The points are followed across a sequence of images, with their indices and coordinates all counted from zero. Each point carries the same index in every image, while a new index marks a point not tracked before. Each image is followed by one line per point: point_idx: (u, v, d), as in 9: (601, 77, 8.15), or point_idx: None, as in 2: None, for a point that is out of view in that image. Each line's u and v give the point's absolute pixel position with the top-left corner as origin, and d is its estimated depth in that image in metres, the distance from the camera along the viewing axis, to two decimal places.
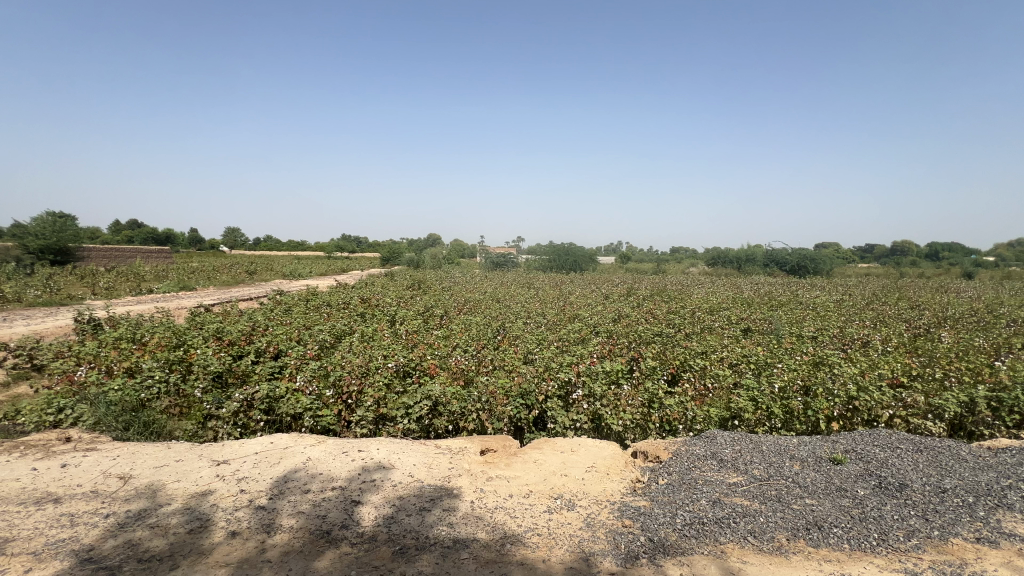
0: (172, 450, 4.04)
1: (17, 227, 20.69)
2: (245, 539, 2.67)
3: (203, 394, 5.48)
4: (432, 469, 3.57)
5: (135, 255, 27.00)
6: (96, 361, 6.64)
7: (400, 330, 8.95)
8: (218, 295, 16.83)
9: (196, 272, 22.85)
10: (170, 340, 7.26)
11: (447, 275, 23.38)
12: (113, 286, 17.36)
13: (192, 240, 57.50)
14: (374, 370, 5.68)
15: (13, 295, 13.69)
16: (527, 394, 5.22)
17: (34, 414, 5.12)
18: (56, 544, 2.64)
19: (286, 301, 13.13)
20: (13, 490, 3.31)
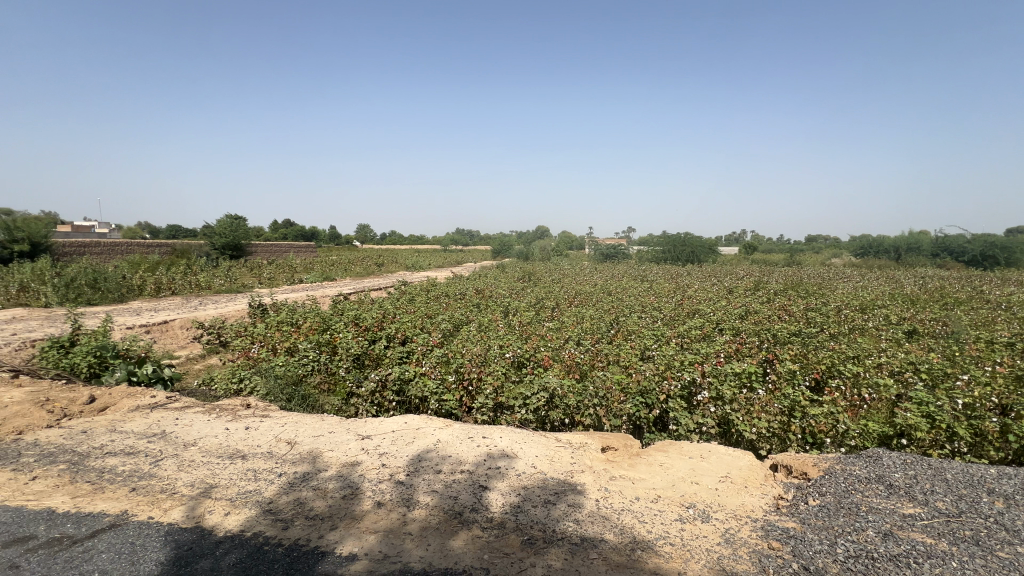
0: (325, 422, 4.59)
1: (206, 228, 25.34)
2: (389, 510, 2.93)
3: (345, 374, 6.16)
4: (555, 463, 3.58)
5: (290, 249, 31.60)
6: (266, 341, 7.87)
7: (514, 320, 9.16)
8: (353, 285, 18.85)
9: (337, 265, 25.96)
10: (318, 324, 8.30)
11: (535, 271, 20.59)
12: (275, 276, 20.48)
13: (332, 236, 65.35)
14: (493, 360, 5.88)
15: (205, 283, 16.83)
16: (648, 392, 4.99)
17: (224, 383, 6.21)
18: (245, 495, 3.15)
19: (411, 290, 14.31)
20: (213, 444, 4.05)
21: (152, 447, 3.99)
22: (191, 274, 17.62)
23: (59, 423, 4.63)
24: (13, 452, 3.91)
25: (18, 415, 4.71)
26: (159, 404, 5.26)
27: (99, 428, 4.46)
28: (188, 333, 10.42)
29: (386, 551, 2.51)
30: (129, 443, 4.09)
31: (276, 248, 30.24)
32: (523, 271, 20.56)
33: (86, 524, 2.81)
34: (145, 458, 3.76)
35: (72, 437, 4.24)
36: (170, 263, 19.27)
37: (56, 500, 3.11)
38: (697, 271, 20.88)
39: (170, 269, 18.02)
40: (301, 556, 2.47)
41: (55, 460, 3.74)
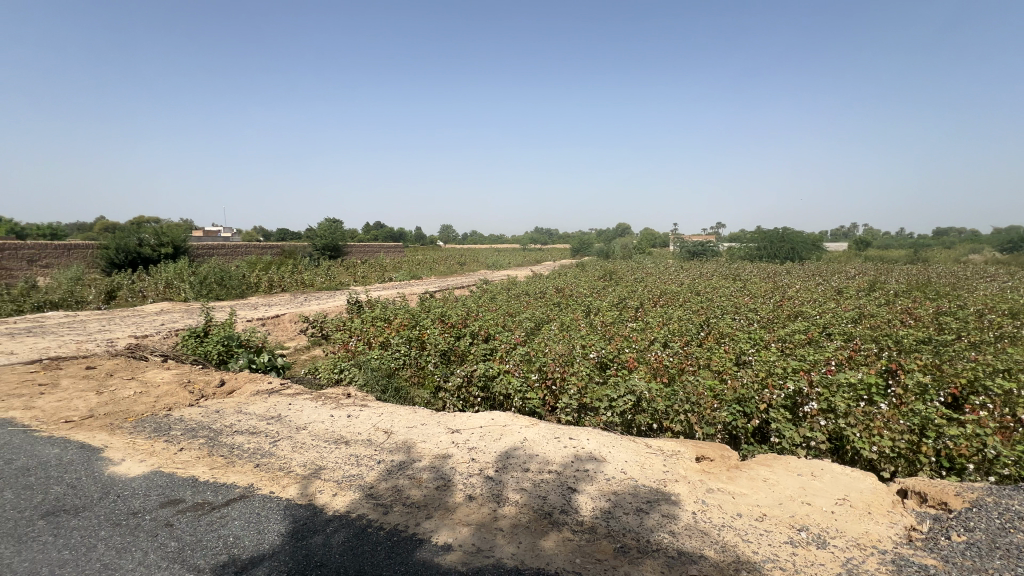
0: (417, 414, 4.82)
1: (309, 231, 27.87)
2: (480, 505, 2.99)
3: (434, 369, 6.44)
4: (646, 469, 3.45)
5: (380, 249, 33.76)
6: (362, 335, 8.45)
7: (596, 320, 8.99)
8: (438, 284, 19.69)
9: (422, 264, 27.28)
10: (408, 320, 8.77)
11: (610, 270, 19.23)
12: (368, 274, 21.99)
13: (418, 237, 68.81)
14: (576, 360, 5.80)
15: (309, 281, 18.51)
16: (745, 400, 4.63)
17: (327, 373, 6.78)
18: (350, 478, 3.41)
19: (493, 289, 14.62)
20: (321, 429, 4.42)
21: (271, 428, 4.46)
22: (298, 273, 19.51)
23: (198, 402, 5.34)
24: (164, 425, 4.57)
25: (167, 394, 5.51)
26: (275, 389, 5.87)
27: (228, 409, 5.07)
28: (296, 326, 11.54)
29: (479, 545, 2.57)
30: (253, 423, 4.60)
31: (369, 248, 32.45)
32: (604, 271, 19.40)
33: (222, 493, 3.21)
34: (265, 438, 4.20)
35: (209, 415, 4.86)
36: (280, 263, 21.50)
37: (198, 469, 3.58)
38: (798, 271, 18.14)
39: (281, 268, 20.05)
40: (401, 542, 2.61)
41: (196, 435, 4.31)
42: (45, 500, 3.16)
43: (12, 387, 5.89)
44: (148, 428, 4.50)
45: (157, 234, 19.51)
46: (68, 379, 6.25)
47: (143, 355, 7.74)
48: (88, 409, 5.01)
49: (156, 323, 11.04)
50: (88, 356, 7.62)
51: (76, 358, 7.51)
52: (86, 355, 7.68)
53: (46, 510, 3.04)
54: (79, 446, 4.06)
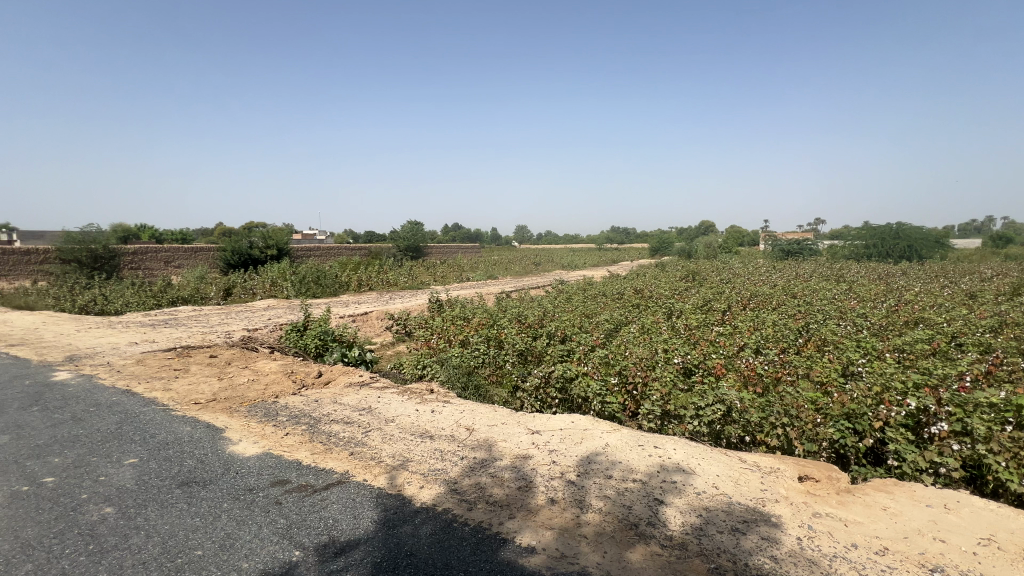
0: (498, 412, 4.89)
1: (393, 233, 29.50)
2: (562, 509, 2.96)
3: (512, 368, 6.49)
4: (741, 486, 3.20)
5: (458, 250, 34.87)
6: (443, 333, 8.76)
7: (678, 323, 8.57)
8: (514, 284, 19.94)
9: (498, 264, 27.76)
10: (486, 319, 8.95)
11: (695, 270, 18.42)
12: (447, 274, 22.80)
13: (493, 238, 70.17)
14: (659, 365, 5.55)
15: (393, 281, 19.58)
16: (856, 416, 4.12)
17: (411, 369, 7.10)
18: (436, 472, 3.52)
19: (568, 289, 14.50)
20: (407, 422, 4.63)
21: (363, 419, 4.76)
22: (383, 273, 20.72)
23: (300, 391, 5.85)
24: (273, 411, 5.05)
25: (275, 383, 6.09)
26: (366, 382, 6.26)
27: (325, 399, 5.49)
28: (382, 323, 12.26)
29: (562, 550, 2.53)
30: (347, 413, 4.94)
31: (447, 249, 33.69)
32: (687, 271, 18.56)
33: (323, 477, 3.47)
34: (358, 428, 4.49)
35: (309, 404, 5.30)
36: (368, 264, 23.00)
37: (301, 453, 3.91)
38: (919, 271, 16.30)
39: (368, 269, 21.42)
40: (485, 539, 2.65)
41: (299, 421, 4.72)
42: (180, 471, 3.62)
43: (154, 371, 6.85)
44: (260, 412, 5.00)
45: (265, 238, 21.73)
46: (196, 366, 7.15)
47: (254, 346, 8.64)
48: (212, 393, 5.68)
49: (264, 317, 12.30)
50: (210, 346, 8.64)
51: (201, 347, 8.57)
52: (209, 345, 8.72)
53: (180, 480, 3.48)
54: (205, 426, 4.61)
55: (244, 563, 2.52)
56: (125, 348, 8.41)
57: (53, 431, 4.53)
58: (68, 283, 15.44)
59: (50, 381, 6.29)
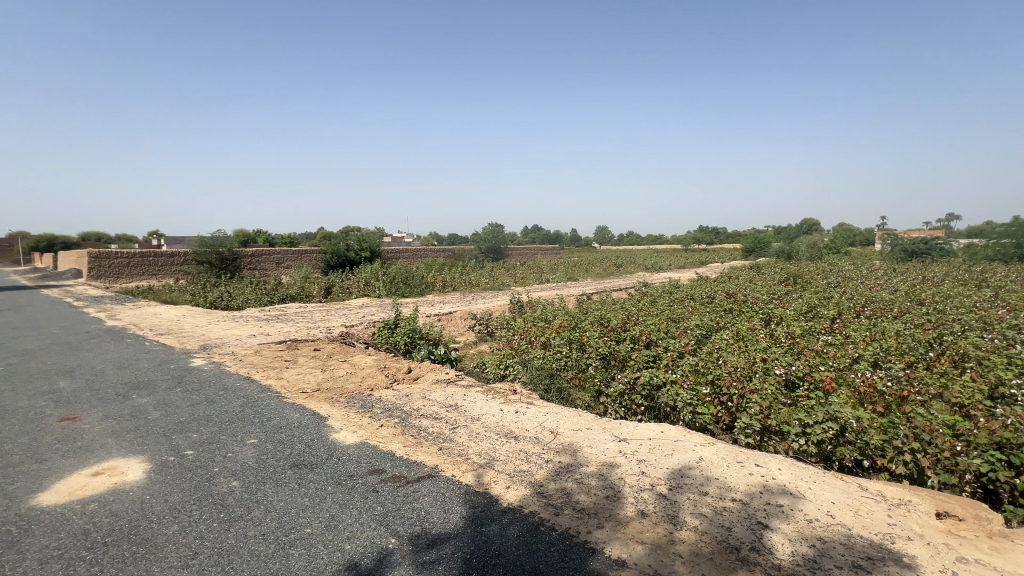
0: (582, 417, 4.81)
1: (476, 235, 30.41)
2: (654, 523, 2.82)
3: (594, 372, 6.36)
4: (862, 517, 2.84)
5: (538, 251, 35.09)
6: (524, 333, 8.83)
7: (778, 331, 7.85)
8: (594, 286, 19.64)
9: (579, 266, 27.51)
10: (567, 321, 8.87)
11: (800, 272, 17.06)
12: (527, 276, 23.03)
13: (573, 239, 69.69)
14: (758, 375, 5.10)
15: (476, 282, 20.16)
16: (1011, 447, 3.47)
17: (493, 368, 7.23)
18: (521, 473, 3.54)
19: (653, 292, 13.96)
20: (492, 421, 4.72)
21: (450, 415, 4.92)
22: (466, 274, 21.41)
23: (392, 385, 6.20)
24: (369, 403, 5.41)
25: (370, 377, 6.51)
26: (452, 380, 6.48)
27: (415, 394, 5.76)
28: (465, 322, 12.64)
29: (656, 568, 2.41)
30: (435, 409, 5.14)
31: (527, 250, 34.07)
32: (789, 273, 17.17)
33: (414, 469, 3.63)
34: (446, 424, 4.66)
35: (401, 398, 5.60)
36: (451, 266, 23.89)
37: (394, 445, 4.13)
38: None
39: (452, 270, 22.26)
40: (573, 547, 2.60)
41: (392, 414, 5.00)
42: (291, 454, 3.99)
43: (269, 361, 7.64)
44: (357, 403, 5.38)
45: (360, 241, 23.40)
46: (303, 358, 7.86)
47: (352, 342, 9.34)
48: (317, 384, 6.21)
49: (359, 315, 13.23)
50: (315, 340, 9.48)
51: (307, 341, 9.42)
52: (314, 339, 9.57)
53: (292, 462, 3.83)
54: (311, 413, 5.05)
55: (346, 544, 2.71)
56: (245, 340, 9.50)
57: (192, 410, 5.22)
58: (203, 282, 17.79)
59: (188, 366, 7.26)
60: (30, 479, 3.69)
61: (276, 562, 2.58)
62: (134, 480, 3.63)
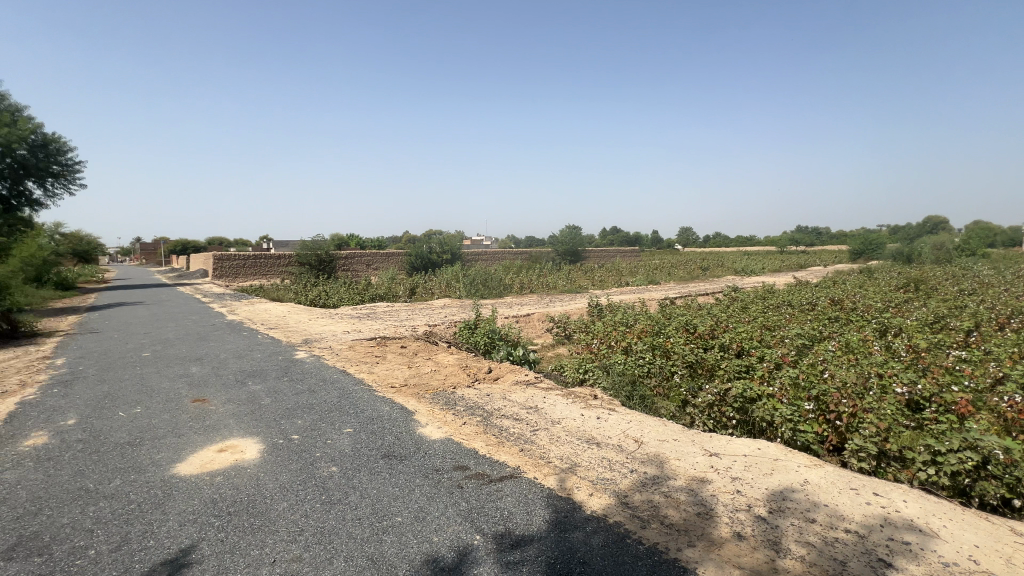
0: (668, 427, 4.60)
1: (553, 238, 30.37)
2: (752, 547, 2.61)
3: (680, 380, 6.04)
4: (1016, 568, 2.41)
5: (616, 254, 34.27)
6: (604, 338, 8.64)
7: (898, 343, 6.91)
8: (678, 290, 18.72)
9: (660, 268, 26.42)
10: (650, 326, 8.53)
11: (924, 277, 14.97)
12: (606, 279, 22.55)
13: (653, 241, 67.24)
14: (874, 393, 4.52)
15: (553, 285, 20.12)
16: None
17: (573, 372, 7.15)
18: (605, 482, 3.45)
19: (743, 297, 13.02)
20: (573, 426, 4.66)
21: (530, 417, 4.94)
22: (544, 277, 21.44)
23: (473, 384, 6.36)
24: (452, 401, 5.59)
25: (452, 375, 6.74)
26: (531, 381, 6.51)
27: (496, 394, 5.86)
28: (543, 324, 12.66)
29: None
30: (515, 410, 5.19)
31: (606, 253, 33.41)
32: (909, 278, 15.16)
33: (497, 469, 3.69)
34: (526, 426, 4.68)
35: (483, 397, 5.73)
36: (529, 268, 24.06)
37: (477, 443, 4.23)
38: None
39: (530, 272, 22.40)
40: (663, 564, 2.48)
41: (475, 413, 5.12)
42: (383, 445, 4.24)
43: (361, 356, 8.19)
44: (442, 400, 5.58)
45: (442, 244, 24.32)
46: (391, 354, 8.34)
47: (435, 341, 9.74)
48: (404, 379, 6.55)
49: (441, 315, 13.77)
50: (402, 338, 10.02)
51: (394, 338, 9.97)
52: (400, 337, 10.12)
53: (384, 452, 4.07)
54: (400, 407, 5.33)
55: (434, 536, 2.81)
56: (341, 336, 10.28)
57: (297, 398, 5.75)
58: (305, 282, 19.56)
59: (293, 358, 8.00)
60: (171, 450, 4.26)
61: (370, 546, 2.74)
62: (251, 458, 4.06)
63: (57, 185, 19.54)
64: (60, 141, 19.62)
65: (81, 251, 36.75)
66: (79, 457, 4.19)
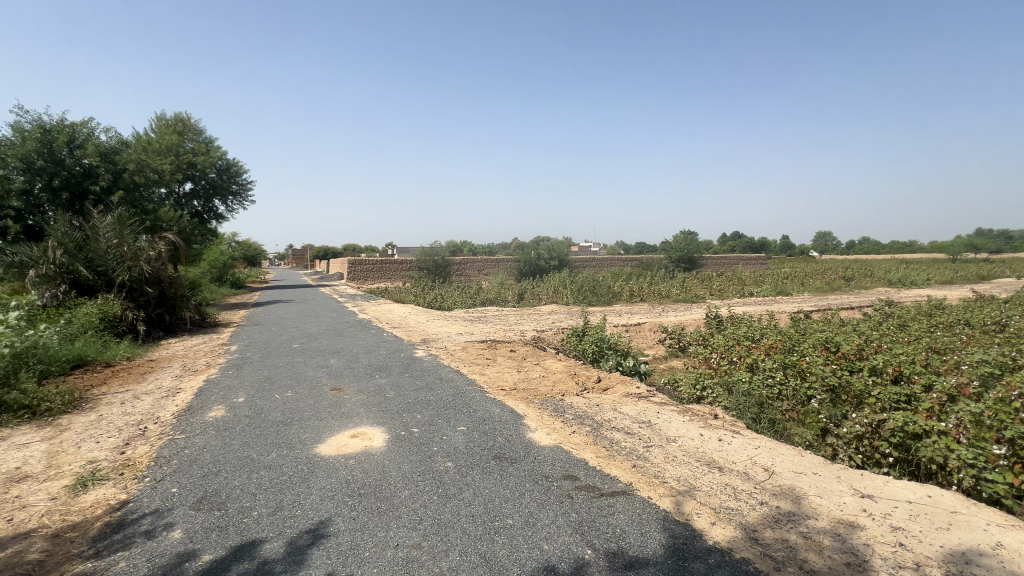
0: (806, 458, 4.06)
1: (666, 244, 28.91)
2: None
3: (818, 406, 5.30)
4: None
5: (738, 261, 31.68)
6: (726, 352, 7.95)
7: None
8: (814, 302, 16.60)
9: (792, 278, 23.66)
10: (781, 341, 7.64)
11: None
12: (726, 288, 20.83)
13: (783, 246, 60.78)
14: None
15: (666, 293, 19.13)
16: None
17: (689, 389, 6.68)
18: (729, 511, 3.14)
19: (901, 312, 11.08)
20: (691, 446, 4.34)
21: (643, 432, 4.71)
22: (656, 285, 20.49)
23: (582, 393, 6.27)
24: (561, 408, 5.57)
25: (561, 382, 6.71)
26: (643, 395, 6.21)
27: (606, 404, 5.71)
28: (655, 335, 12.07)
29: None
30: (627, 423, 5.00)
31: (725, 259, 30.95)
32: None
33: (608, 483, 3.57)
34: (639, 440, 4.47)
35: (592, 407, 5.61)
36: (639, 275, 23.19)
37: (587, 454, 4.15)
38: None
39: (641, 279, 21.56)
40: None
41: (584, 422, 5.04)
42: (494, 445, 4.36)
43: (473, 358, 8.56)
44: (551, 407, 5.59)
45: (551, 250, 24.51)
46: (501, 358, 8.59)
47: (543, 347, 9.82)
48: (514, 383, 6.69)
49: (549, 320, 13.86)
50: (511, 342, 10.27)
51: (504, 342, 10.26)
52: (510, 341, 10.38)
53: (495, 453, 4.18)
54: (510, 410, 5.45)
55: (544, 544, 2.80)
56: (455, 337, 10.86)
57: (417, 394, 6.18)
58: (424, 285, 21.08)
59: (413, 357, 8.63)
60: (314, 432, 4.85)
61: (483, 545, 2.82)
62: (378, 446, 4.46)
63: (234, 202, 23.58)
64: (239, 166, 23.69)
65: (250, 255, 43.88)
66: (247, 430, 4.97)
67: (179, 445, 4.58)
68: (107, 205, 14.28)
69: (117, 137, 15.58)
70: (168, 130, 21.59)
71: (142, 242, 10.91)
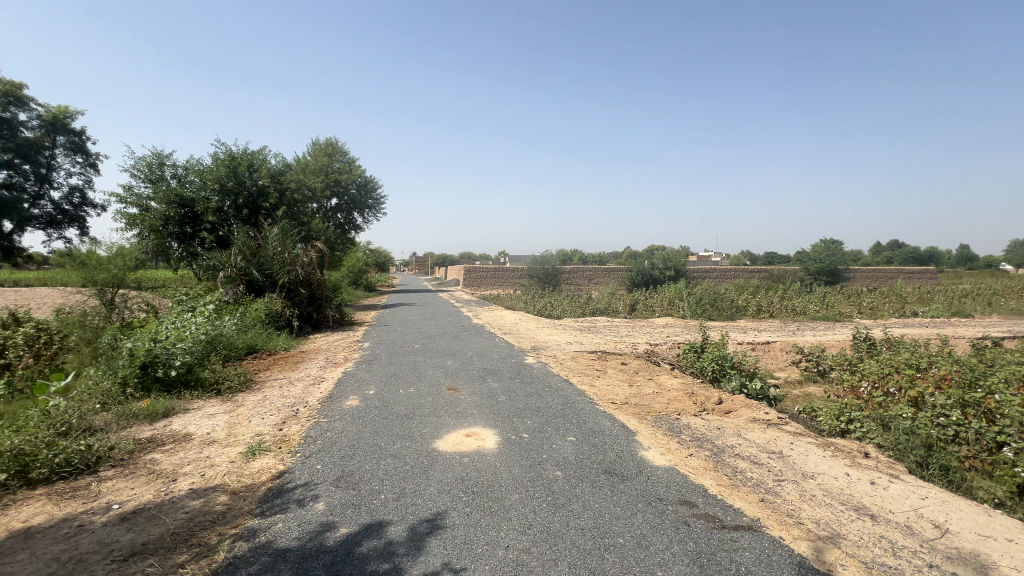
0: (996, 520, 3.30)
1: (803, 253, 25.81)
2: None
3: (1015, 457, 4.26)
4: None
5: (897, 275, 27.15)
6: (879, 381, 6.82)
7: None
8: (1008, 326, 13.50)
9: (973, 296, 19.53)
10: (958, 372, 6.31)
11: None
12: (879, 306, 17.92)
13: (959, 258, 50.60)
14: None
15: (802, 309, 17.05)
16: None
17: (831, 420, 5.85)
18: (886, 569, 2.68)
19: None
20: (834, 486, 3.79)
21: (773, 464, 4.24)
22: (789, 299, 18.39)
23: (701, 413, 5.85)
24: (676, 428, 5.25)
25: (677, 400, 6.35)
26: (773, 422, 5.59)
27: (729, 429, 5.25)
28: (787, 356, 10.80)
29: None
30: (753, 452, 4.54)
31: (879, 272, 26.67)
32: None
33: (731, 515, 3.28)
34: (767, 472, 4.03)
35: (712, 430, 5.20)
36: (769, 288, 20.98)
37: (706, 480, 3.85)
38: None
39: (771, 293, 19.53)
40: None
41: (702, 445, 4.69)
42: (604, 460, 4.27)
43: (583, 368, 8.47)
44: (665, 426, 5.31)
45: (665, 260, 23.41)
46: (612, 370, 8.39)
47: (656, 361, 9.39)
48: (625, 397, 6.48)
49: (664, 334, 13.19)
50: (623, 355, 9.97)
51: (615, 354, 10.00)
52: (621, 353, 10.09)
53: (606, 468, 4.08)
54: (621, 425, 5.28)
55: (658, 569, 2.66)
56: (565, 346, 10.85)
57: (526, 400, 6.31)
58: (535, 293, 21.47)
59: (523, 363, 8.83)
60: (433, 428, 5.21)
61: (593, 560, 2.76)
62: (490, 447, 4.64)
63: (370, 215, 26.42)
64: (375, 182, 26.52)
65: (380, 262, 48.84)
66: (376, 420, 5.51)
67: (323, 427, 5.25)
68: (274, 218, 16.95)
69: (282, 161, 18.42)
70: (320, 154, 25.00)
71: (297, 249, 12.71)
